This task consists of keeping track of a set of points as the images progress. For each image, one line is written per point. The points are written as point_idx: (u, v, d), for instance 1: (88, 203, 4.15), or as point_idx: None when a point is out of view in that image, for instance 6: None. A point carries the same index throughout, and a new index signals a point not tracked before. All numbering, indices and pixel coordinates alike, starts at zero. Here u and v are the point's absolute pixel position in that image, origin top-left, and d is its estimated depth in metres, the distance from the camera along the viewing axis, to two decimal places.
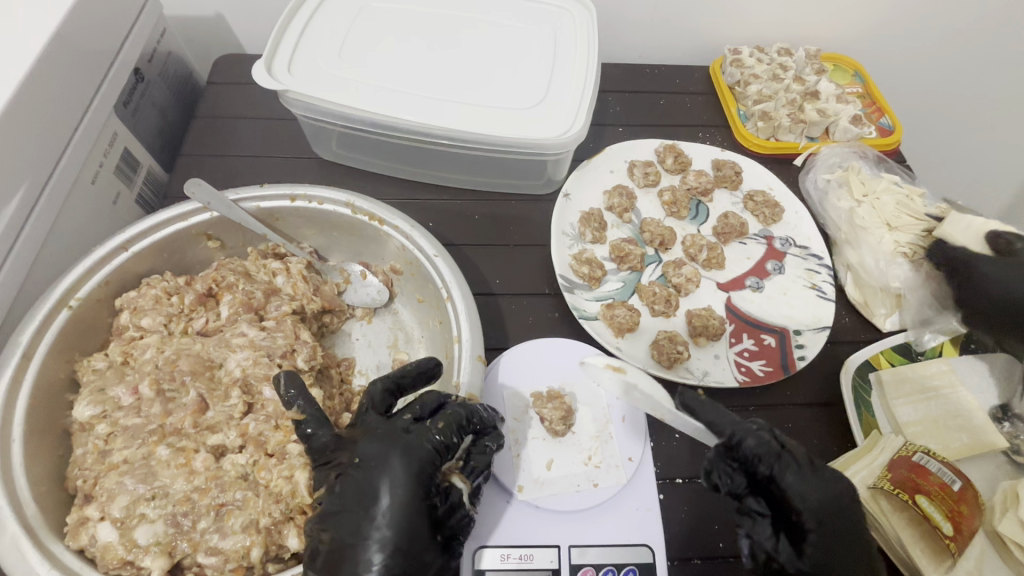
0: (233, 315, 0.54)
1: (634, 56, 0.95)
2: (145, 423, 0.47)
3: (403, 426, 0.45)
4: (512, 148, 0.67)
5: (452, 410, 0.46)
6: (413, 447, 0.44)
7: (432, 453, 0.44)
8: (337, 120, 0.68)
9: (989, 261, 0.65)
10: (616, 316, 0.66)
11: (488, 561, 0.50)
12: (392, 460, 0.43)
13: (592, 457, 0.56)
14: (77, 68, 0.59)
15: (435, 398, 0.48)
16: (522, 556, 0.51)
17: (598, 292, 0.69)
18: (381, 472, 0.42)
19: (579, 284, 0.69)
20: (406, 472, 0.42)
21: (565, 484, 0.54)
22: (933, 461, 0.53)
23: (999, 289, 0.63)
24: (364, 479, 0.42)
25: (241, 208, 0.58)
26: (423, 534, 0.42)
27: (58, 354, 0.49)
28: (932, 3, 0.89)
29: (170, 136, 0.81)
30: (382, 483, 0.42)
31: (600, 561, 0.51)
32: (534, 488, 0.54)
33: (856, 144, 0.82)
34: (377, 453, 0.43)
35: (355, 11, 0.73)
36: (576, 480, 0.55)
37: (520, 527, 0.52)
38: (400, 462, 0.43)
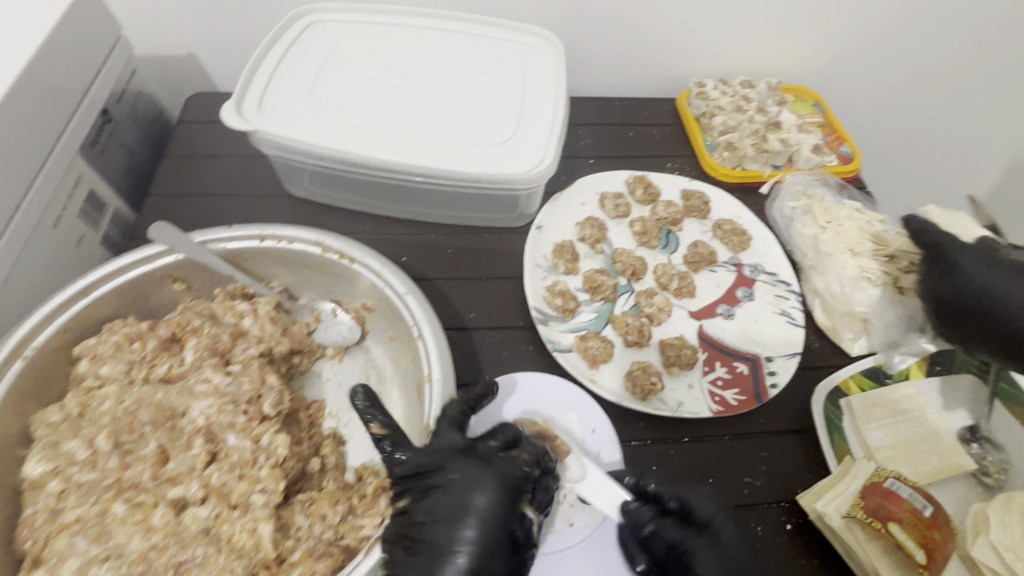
0: (198, 360, 0.53)
1: (603, 89, 0.98)
2: (100, 478, 0.45)
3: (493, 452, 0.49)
4: (483, 183, 0.68)
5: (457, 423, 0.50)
6: (507, 466, 0.47)
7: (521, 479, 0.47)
8: (307, 159, 0.68)
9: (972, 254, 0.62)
10: (590, 348, 0.66)
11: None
12: (488, 479, 0.45)
13: (567, 495, 0.58)
14: (40, 112, 0.58)
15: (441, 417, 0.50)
16: None
17: (572, 323, 0.70)
18: (481, 486, 0.45)
19: (553, 316, 0.69)
20: (500, 487, 0.45)
21: (541, 525, 0.56)
22: (903, 486, 0.53)
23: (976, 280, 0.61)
24: (460, 495, 0.45)
25: (208, 249, 0.58)
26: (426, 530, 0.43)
27: (10, 407, 0.47)
28: (883, 37, 0.93)
29: (139, 175, 0.80)
30: (484, 494, 0.45)
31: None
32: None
33: (818, 172, 0.85)
34: (470, 471, 0.46)
35: (326, 51, 0.74)
36: (551, 520, 0.56)
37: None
38: (500, 473, 0.46)
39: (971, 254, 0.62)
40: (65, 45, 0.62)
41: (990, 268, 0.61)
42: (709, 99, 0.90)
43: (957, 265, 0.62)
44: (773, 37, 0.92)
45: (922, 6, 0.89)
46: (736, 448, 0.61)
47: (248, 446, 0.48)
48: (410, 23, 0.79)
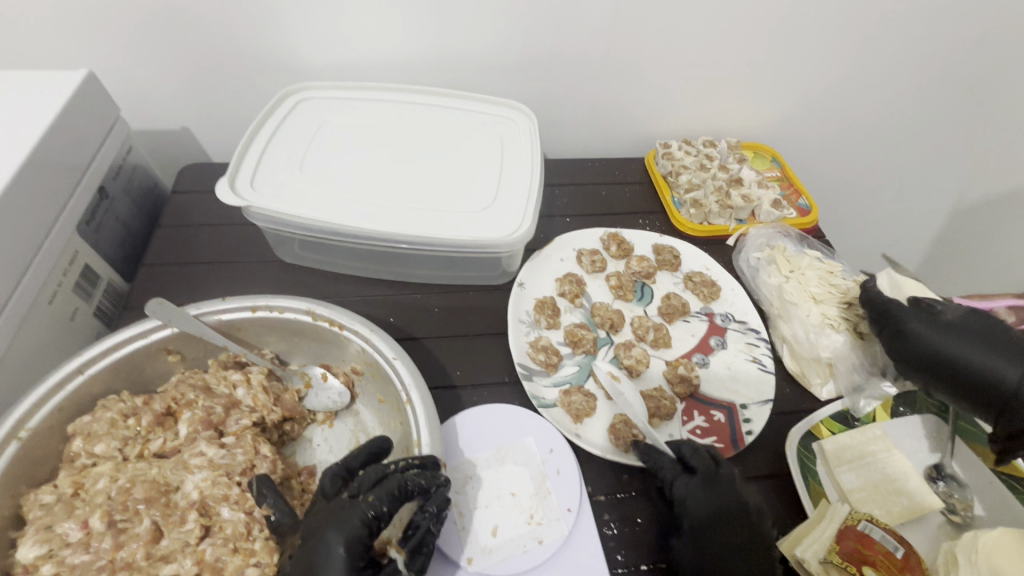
0: (192, 434, 0.55)
1: (576, 150, 1.05)
2: (93, 559, 0.46)
3: (342, 504, 0.48)
4: (465, 248, 0.72)
5: (389, 479, 0.49)
6: (345, 521, 0.46)
7: (365, 530, 0.46)
8: (298, 230, 0.72)
9: (919, 316, 0.68)
10: (573, 403, 0.69)
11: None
12: (329, 535, 0.45)
13: (534, 515, 0.59)
14: (42, 196, 0.61)
15: (376, 471, 0.50)
16: None
17: (556, 377, 0.73)
18: (320, 552, 0.45)
19: (537, 371, 0.72)
20: (342, 546, 0.45)
21: (512, 548, 0.57)
22: (876, 529, 0.56)
23: (923, 343, 0.66)
24: (307, 560, 0.45)
25: (202, 321, 0.60)
26: None
27: (4, 489, 0.48)
28: (829, 100, 1.02)
29: (132, 246, 0.83)
30: (329, 556, 0.44)
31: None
32: (483, 558, 0.56)
33: (779, 224, 0.91)
34: (316, 531, 0.46)
35: (315, 127, 0.79)
36: (522, 541, 0.58)
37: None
38: (343, 530, 0.46)
39: (917, 318, 0.68)
40: (68, 131, 0.66)
41: (936, 331, 0.66)
42: (674, 159, 0.97)
43: (906, 327, 0.68)
44: (729, 101, 1.00)
45: (859, 73, 0.98)
46: None
47: (242, 518, 0.49)
48: (394, 98, 0.85)
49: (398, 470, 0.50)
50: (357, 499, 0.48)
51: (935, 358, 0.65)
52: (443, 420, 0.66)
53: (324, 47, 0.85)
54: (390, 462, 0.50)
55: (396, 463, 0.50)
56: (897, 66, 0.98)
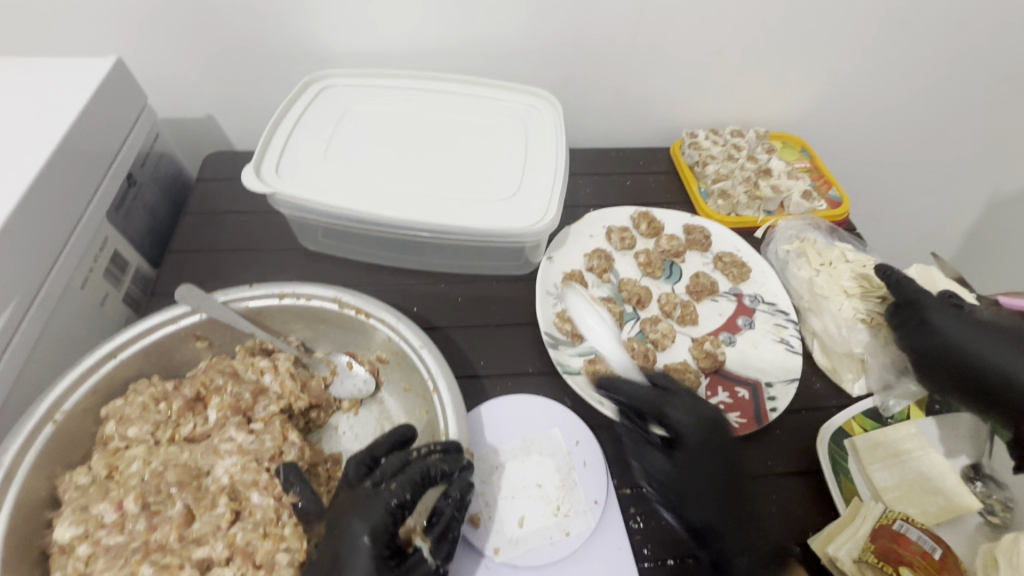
0: (221, 419, 0.55)
1: (600, 140, 1.03)
2: (128, 541, 0.46)
3: (366, 493, 0.47)
4: (490, 237, 0.71)
5: (410, 467, 0.48)
6: (370, 510, 0.46)
7: (389, 518, 0.46)
8: (322, 217, 0.72)
9: (943, 311, 0.69)
10: (598, 371, 0.68)
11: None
12: (354, 524, 0.45)
13: (561, 507, 0.59)
14: (74, 182, 0.62)
15: (398, 460, 0.49)
16: None
17: (581, 347, 0.72)
18: (346, 541, 0.44)
19: (563, 340, 0.72)
20: (367, 536, 0.44)
21: (538, 539, 0.57)
22: (912, 529, 0.55)
23: (946, 335, 0.67)
24: (333, 549, 0.45)
25: (229, 308, 0.60)
26: None
27: (41, 470, 0.49)
28: (863, 88, 0.99)
29: (159, 233, 0.84)
30: (355, 546, 0.44)
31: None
32: (509, 549, 0.56)
33: (809, 216, 0.88)
34: (341, 519, 0.46)
35: (339, 114, 0.79)
36: (549, 532, 0.57)
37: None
38: (367, 519, 0.45)
39: (940, 310, 0.69)
40: (98, 116, 0.66)
41: (957, 326, 0.67)
42: (702, 148, 0.94)
43: (932, 318, 0.68)
44: (758, 89, 0.97)
45: (896, 60, 0.95)
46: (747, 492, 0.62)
47: (272, 504, 0.49)
48: (417, 85, 0.84)
49: (420, 456, 0.50)
50: (380, 488, 0.47)
51: (951, 351, 0.66)
52: (470, 409, 0.66)
53: (349, 34, 0.84)
54: (414, 449, 0.50)
55: (419, 450, 0.50)
56: (936, 52, 0.95)
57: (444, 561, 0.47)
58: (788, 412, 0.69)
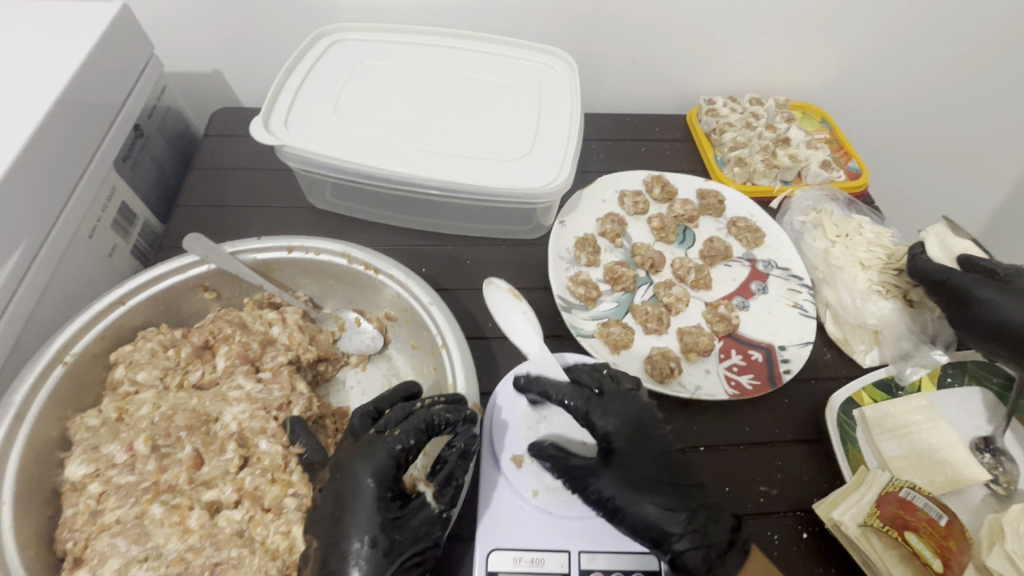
0: (229, 367, 0.55)
1: (615, 105, 1.01)
2: (138, 480, 0.47)
3: (368, 438, 0.47)
4: (501, 197, 0.70)
5: (413, 415, 0.48)
6: (373, 453, 0.46)
7: (393, 462, 0.46)
8: (331, 173, 0.71)
9: (985, 287, 0.64)
10: (612, 334, 0.69)
11: (500, 563, 0.50)
12: (356, 467, 0.45)
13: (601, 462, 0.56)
14: (80, 127, 0.61)
15: (401, 410, 0.49)
16: (533, 560, 0.50)
17: (595, 312, 0.73)
18: (348, 482, 0.45)
19: (576, 304, 0.72)
20: (369, 478, 0.45)
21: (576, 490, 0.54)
22: (919, 496, 0.54)
23: (993, 310, 0.62)
24: (335, 492, 0.45)
25: (238, 259, 0.60)
26: (371, 522, 0.43)
27: (51, 411, 0.49)
28: (892, 57, 0.95)
29: (166, 188, 0.83)
30: (359, 488, 0.44)
31: (608, 567, 0.50)
32: (547, 494, 0.53)
33: (827, 187, 0.86)
34: (345, 463, 0.46)
35: (349, 69, 0.77)
36: None
37: (533, 530, 0.51)
38: (370, 462, 0.45)
39: (978, 284, 0.65)
40: (105, 61, 0.64)
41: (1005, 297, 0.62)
42: (719, 115, 0.92)
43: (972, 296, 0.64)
44: (780, 55, 0.94)
45: (927, 28, 0.91)
46: (752, 457, 0.62)
47: (280, 451, 0.49)
48: (430, 42, 0.82)
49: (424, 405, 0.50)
50: (384, 434, 0.47)
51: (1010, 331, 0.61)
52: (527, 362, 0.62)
53: None
54: (418, 400, 0.50)
55: (425, 401, 0.50)
56: (971, 20, 0.90)
57: (448, 506, 0.46)
58: (798, 380, 0.69)
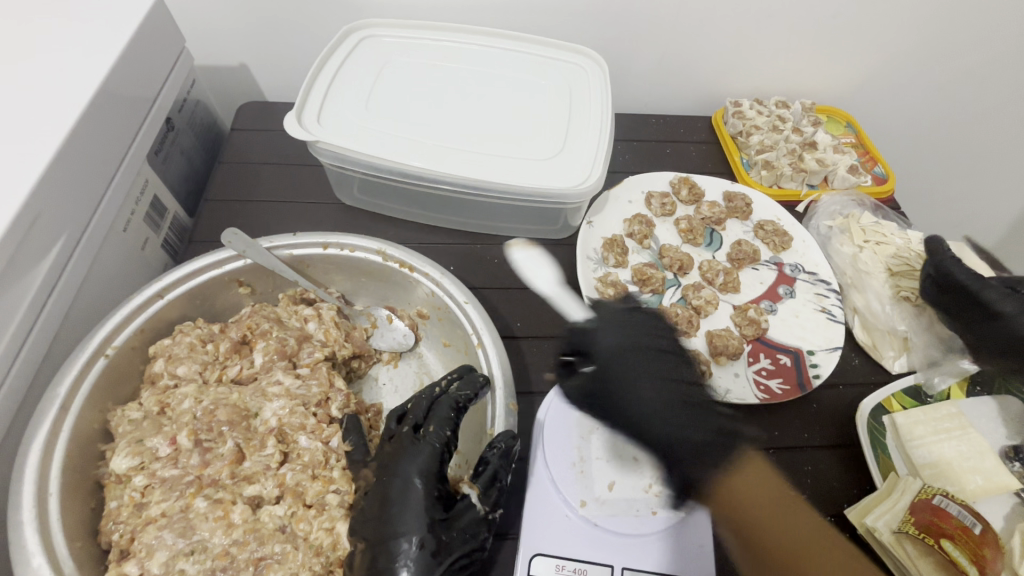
0: (267, 363, 0.55)
1: (639, 106, 1.00)
2: (182, 474, 0.47)
3: (407, 438, 0.48)
4: (532, 197, 0.69)
5: (442, 409, 0.50)
6: (419, 453, 0.47)
7: (439, 458, 0.48)
8: (364, 170, 0.71)
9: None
10: None
11: (542, 569, 0.51)
12: (406, 467, 0.46)
13: (652, 484, 0.56)
14: (116, 119, 0.60)
15: (425, 401, 0.51)
16: (577, 570, 0.51)
17: None
18: (398, 481, 0.46)
19: None
20: (417, 477, 0.46)
21: (624, 507, 0.54)
22: (952, 503, 0.54)
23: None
24: (382, 491, 0.46)
25: (274, 255, 0.60)
26: (423, 519, 0.44)
27: (93, 404, 0.49)
28: (921, 61, 0.95)
29: (194, 181, 0.83)
30: (408, 487, 0.45)
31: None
32: (594, 506, 0.54)
33: (854, 192, 0.86)
34: (392, 464, 0.47)
35: (380, 66, 0.77)
36: (635, 505, 0.55)
37: (577, 540, 0.52)
38: (417, 462, 0.47)
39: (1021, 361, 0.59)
40: (139, 54, 0.64)
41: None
42: (745, 117, 0.92)
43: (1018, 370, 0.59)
44: (808, 58, 0.94)
45: (956, 33, 0.91)
46: (781, 461, 0.62)
47: (319, 447, 0.50)
48: (461, 40, 0.81)
49: (444, 392, 0.52)
50: (422, 432, 0.49)
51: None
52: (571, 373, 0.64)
53: None
54: (437, 385, 0.52)
55: (443, 384, 0.53)
56: (1003, 24, 0.89)
57: (493, 508, 0.47)
58: (826, 385, 0.69)
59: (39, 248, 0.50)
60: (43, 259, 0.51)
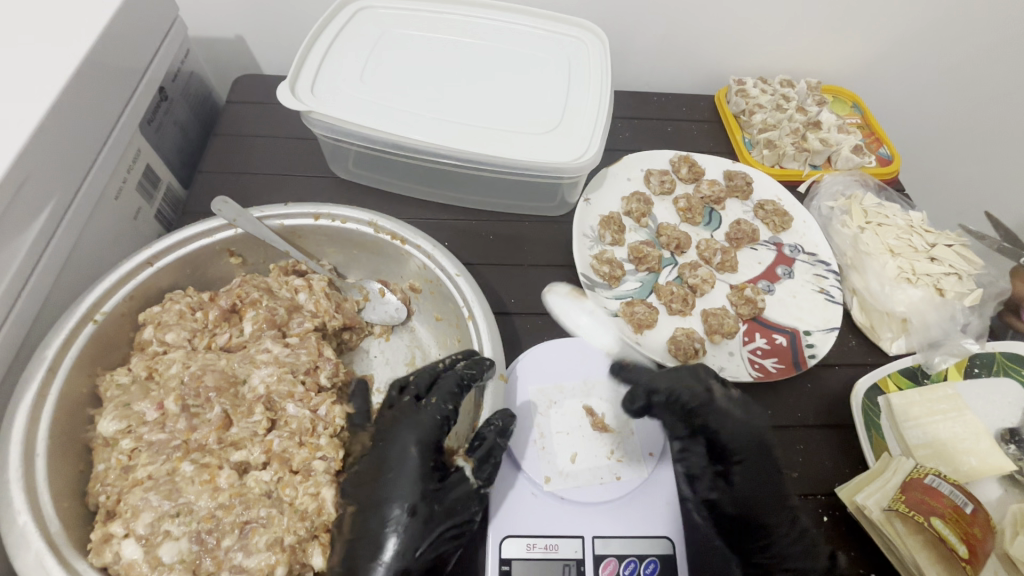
0: (257, 332, 0.55)
1: (641, 83, 0.98)
2: (169, 439, 0.47)
3: (410, 406, 0.49)
4: (528, 171, 0.68)
5: (444, 380, 0.49)
6: (417, 422, 0.47)
7: (437, 429, 0.47)
8: (356, 141, 0.70)
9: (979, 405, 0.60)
10: (636, 313, 0.69)
11: (514, 549, 0.51)
12: (405, 435, 0.47)
13: (614, 451, 0.57)
14: (107, 86, 0.60)
15: (429, 373, 0.51)
16: (547, 546, 0.51)
17: (618, 291, 0.72)
18: (395, 448, 0.46)
19: (600, 283, 0.71)
20: (414, 446, 0.46)
21: (588, 477, 0.55)
22: (944, 483, 0.53)
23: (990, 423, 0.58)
24: (380, 457, 0.47)
25: (266, 225, 0.59)
26: (415, 488, 0.44)
27: (81, 368, 0.49)
28: (933, 39, 0.92)
29: (189, 153, 0.83)
30: (404, 454, 0.46)
31: (623, 552, 0.51)
32: (559, 480, 0.54)
33: (857, 173, 0.85)
34: (391, 432, 0.48)
35: (376, 37, 0.76)
36: (600, 473, 0.55)
37: (547, 517, 0.52)
38: (416, 431, 0.47)
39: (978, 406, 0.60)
40: (131, 20, 0.63)
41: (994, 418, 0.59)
42: (749, 96, 0.90)
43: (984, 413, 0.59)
44: (816, 35, 0.91)
45: (969, 10, 0.88)
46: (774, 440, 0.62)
47: (307, 415, 0.50)
48: (459, 12, 0.80)
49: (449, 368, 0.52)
50: (423, 403, 0.49)
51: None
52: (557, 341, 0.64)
53: None
54: (441, 361, 0.52)
55: (448, 362, 0.53)
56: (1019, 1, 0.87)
57: (485, 483, 0.47)
58: (822, 365, 0.68)
59: (26, 212, 0.50)
60: (31, 223, 0.51)
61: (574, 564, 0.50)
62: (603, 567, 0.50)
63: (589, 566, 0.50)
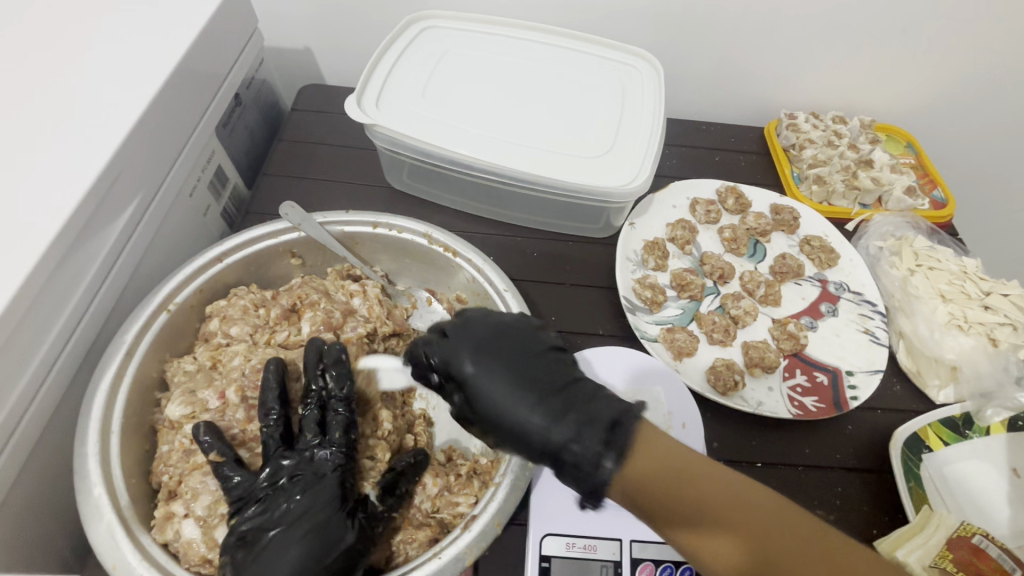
0: (314, 331, 0.58)
1: (691, 112, 0.99)
2: (229, 427, 0.50)
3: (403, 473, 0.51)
4: (579, 194, 0.70)
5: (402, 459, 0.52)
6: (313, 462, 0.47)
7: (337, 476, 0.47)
8: (414, 154, 0.72)
9: None
10: (676, 340, 0.69)
11: (553, 547, 0.52)
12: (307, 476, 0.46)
13: None
14: (192, 93, 0.64)
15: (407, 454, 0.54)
16: (586, 546, 0.52)
17: (659, 316, 0.73)
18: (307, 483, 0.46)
19: (641, 307, 0.72)
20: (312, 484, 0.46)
21: None
22: (993, 546, 0.51)
23: None
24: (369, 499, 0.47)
25: (327, 230, 0.63)
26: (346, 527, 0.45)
27: (153, 353, 0.53)
28: (997, 84, 0.91)
29: (254, 156, 0.87)
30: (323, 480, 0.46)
31: (660, 557, 0.51)
32: None
33: (909, 214, 0.83)
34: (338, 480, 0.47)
35: (439, 55, 0.79)
36: None
37: (586, 519, 0.53)
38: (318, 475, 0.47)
39: None
40: (219, 33, 0.68)
41: None
42: (800, 131, 0.90)
43: None
44: (873, 73, 0.91)
45: None
46: (811, 480, 0.61)
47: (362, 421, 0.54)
48: (519, 35, 0.83)
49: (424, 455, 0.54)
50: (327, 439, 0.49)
51: None
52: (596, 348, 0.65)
53: None
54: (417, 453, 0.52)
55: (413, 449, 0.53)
56: None
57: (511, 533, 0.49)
58: (864, 408, 0.67)
59: (118, 203, 0.54)
60: (119, 215, 0.55)
61: (611, 566, 0.51)
62: (640, 571, 0.51)
63: (627, 569, 0.51)
